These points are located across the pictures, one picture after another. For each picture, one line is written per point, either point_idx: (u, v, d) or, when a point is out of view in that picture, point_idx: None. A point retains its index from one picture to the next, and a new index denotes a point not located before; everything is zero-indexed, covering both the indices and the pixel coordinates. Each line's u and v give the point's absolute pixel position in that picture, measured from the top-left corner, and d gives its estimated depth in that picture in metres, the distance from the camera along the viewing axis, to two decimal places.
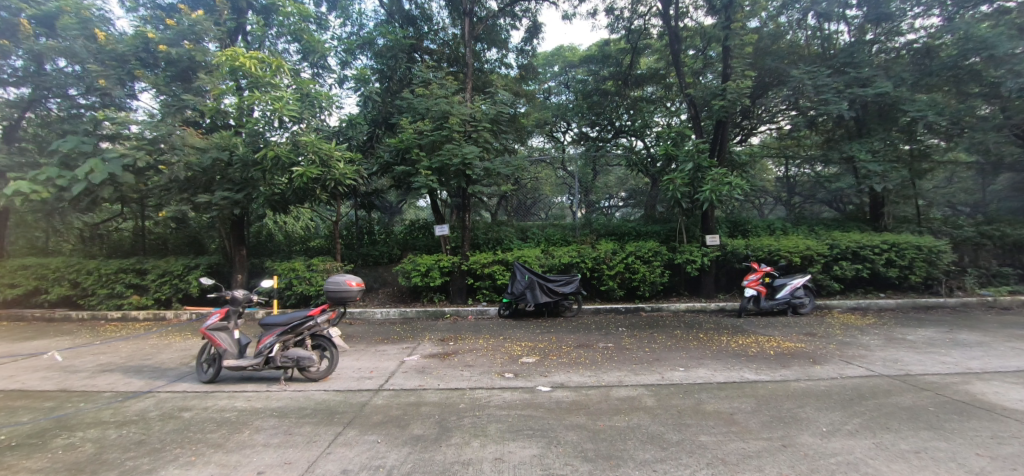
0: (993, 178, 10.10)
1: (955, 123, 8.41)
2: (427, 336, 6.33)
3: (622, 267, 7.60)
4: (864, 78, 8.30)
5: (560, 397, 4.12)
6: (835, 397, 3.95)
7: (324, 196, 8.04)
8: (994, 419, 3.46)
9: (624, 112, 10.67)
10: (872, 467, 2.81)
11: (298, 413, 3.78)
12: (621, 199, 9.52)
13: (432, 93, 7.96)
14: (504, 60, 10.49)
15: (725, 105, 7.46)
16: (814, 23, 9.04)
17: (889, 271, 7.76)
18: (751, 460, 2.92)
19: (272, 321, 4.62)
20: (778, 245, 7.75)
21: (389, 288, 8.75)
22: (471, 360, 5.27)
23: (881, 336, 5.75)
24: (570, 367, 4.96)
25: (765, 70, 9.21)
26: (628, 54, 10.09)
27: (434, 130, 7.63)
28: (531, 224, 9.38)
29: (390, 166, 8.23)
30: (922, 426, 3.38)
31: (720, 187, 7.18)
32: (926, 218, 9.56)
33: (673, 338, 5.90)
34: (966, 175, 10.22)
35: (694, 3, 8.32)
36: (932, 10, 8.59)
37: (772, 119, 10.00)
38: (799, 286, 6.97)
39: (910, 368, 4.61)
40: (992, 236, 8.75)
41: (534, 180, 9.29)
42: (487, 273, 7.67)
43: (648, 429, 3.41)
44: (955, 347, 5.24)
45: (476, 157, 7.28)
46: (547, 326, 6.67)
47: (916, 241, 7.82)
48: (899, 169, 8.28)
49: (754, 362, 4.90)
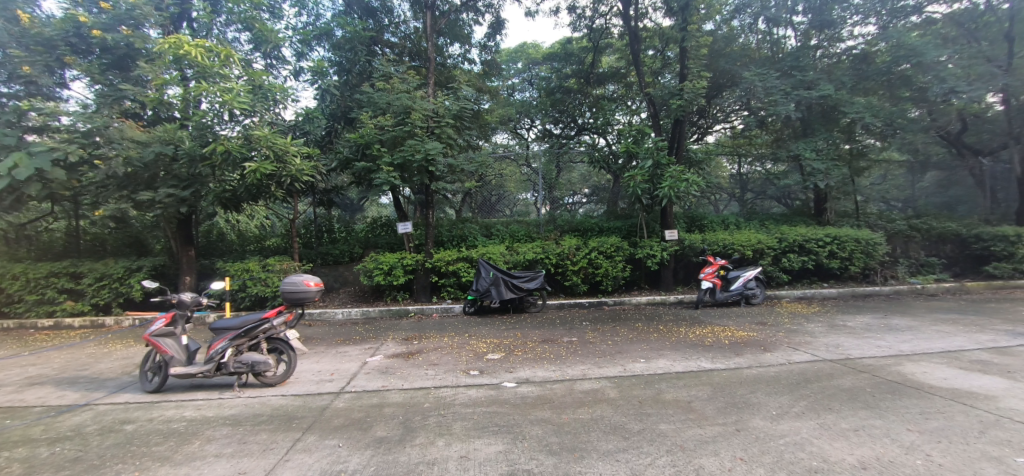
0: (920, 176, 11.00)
1: (889, 125, 9.07)
2: (390, 336, 6.20)
3: (586, 263, 7.72)
4: (809, 81, 8.79)
5: (525, 392, 4.14)
6: (783, 381, 4.19)
7: (280, 193, 7.67)
8: (921, 396, 3.76)
9: (586, 109, 10.78)
10: (817, 446, 2.99)
11: (253, 420, 3.60)
12: (584, 195, 9.58)
13: (394, 88, 7.76)
14: (467, 56, 10.39)
15: (682, 105, 7.73)
16: (764, 28, 9.49)
17: (832, 263, 8.29)
18: (707, 445, 3.04)
19: (222, 325, 4.36)
20: (732, 239, 8.12)
21: (351, 287, 8.51)
22: (436, 358, 5.21)
23: (825, 323, 6.13)
24: (535, 362, 4.99)
25: (719, 72, 9.63)
26: (590, 53, 10.21)
27: (396, 125, 7.49)
28: (495, 220, 9.37)
29: (350, 161, 7.97)
30: (860, 405, 3.62)
31: (678, 184, 7.42)
32: (863, 213, 10.28)
33: (634, 331, 6.06)
34: (897, 173, 11.08)
35: (653, 4, 8.49)
36: (868, 19, 9.25)
37: (726, 119, 10.44)
38: (751, 278, 7.32)
39: (850, 352, 4.94)
40: (921, 228, 9.53)
41: (499, 177, 9.26)
42: (451, 271, 7.60)
43: (611, 420, 3.49)
44: (889, 332, 5.67)
45: (440, 153, 7.18)
46: (512, 322, 6.68)
47: (855, 235, 8.40)
48: (840, 167, 8.86)
49: (710, 351, 5.11)
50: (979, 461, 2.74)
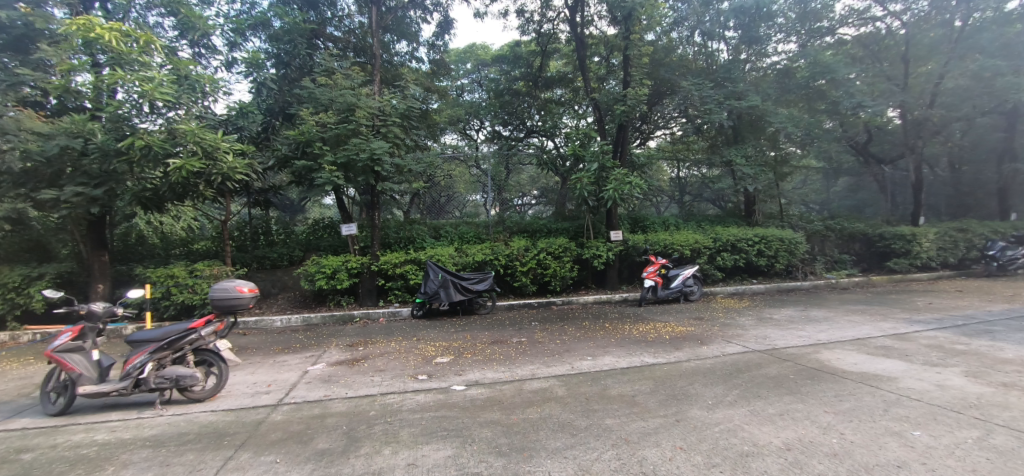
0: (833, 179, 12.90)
1: (808, 134, 9.84)
2: (333, 343, 5.92)
3: (534, 263, 7.80)
4: (739, 92, 9.45)
5: (474, 395, 4.10)
6: (718, 372, 4.45)
7: (210, 193, 7.12)
8: (836, 380, 4.15)
9: (534, 112, 10.93)
10: (748, 431, 3.21)
11: (177, 440, 3.29)
12: (533, 197, 9.87)
13: (337, 84, 7.42)
14: (415, 54, 10.19)
15: (625, 110, 8.04)
16: (700, 41, 10.10)
17: (760, 261, 8.97)
18: (650, 437, 3.16)
19: (140, 337, 3.90)
20: (672, 239, 8.54)
21: (291, 292, 8.05)
22: (382, 364, 5.05)
23: (754, 317, 6.61)
24: (484, 364, 4.96)
25: (659, 80, 10.01)
26: (538, 57, 10.40)
27: (339, 122, 7.19)
28: (444, 221, 9.27)
29: (289, 159, 7.55)
30: (785, 391, 3.93)
31: (622, 186, 7.70)
32: (787, 214, 11.20)
33: (581, 329, 6.21)
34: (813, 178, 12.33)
35: (598, 12, 8.75)
36: (790, 37, 10.13)
37: (666, 124, 10.83)
38: (689, 276, 7.73)
39: (776, 343, 5.34)
40: (835, 229, 10.53)
41: (448, 178, 9.19)
42: (399, 273, 7.40)
43: (559, 418, 3.54)
44: (809, 323, 6.21)
45: (386, 152, 6.97)
46: (461, 325, 6.61)
47: (780, 235, 9.15)
48: (767, 172, 9.59)
49: (652, 347, 5.34)
50: (883, 437, 3.06)
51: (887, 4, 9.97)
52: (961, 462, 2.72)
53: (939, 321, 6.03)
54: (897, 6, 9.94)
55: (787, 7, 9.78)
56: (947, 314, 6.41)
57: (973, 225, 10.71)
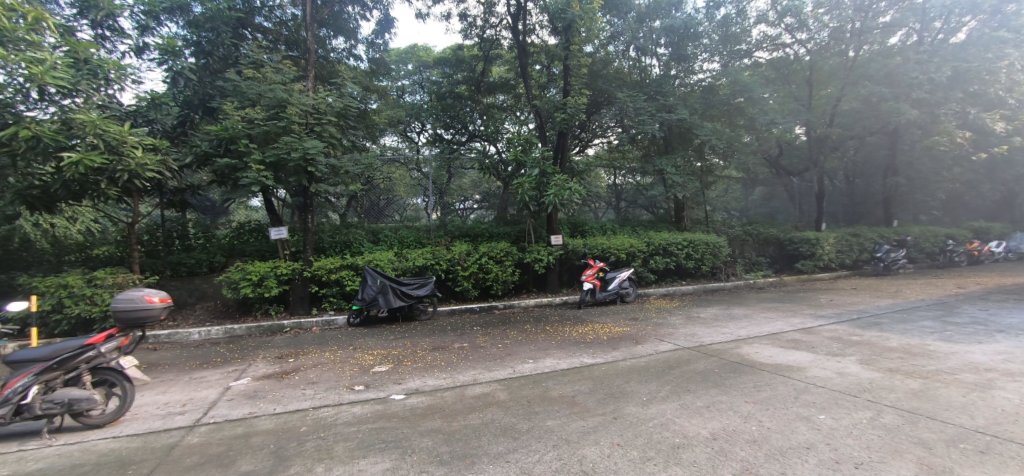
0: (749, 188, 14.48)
1: (729, 147, 10.77)
2: (260, 356, 5.49)
3: (476, 268, 7.77)
4: (670, 106, 10.09)
5: (414, 403, 3.99)
6: (652, 370, 4.68)
7: (113, 192, 6.35)
8: (754, 372, 4.52)
9: (476, 116, 10.94)
10: (679, 424, 3.40)
11: (68, 472, 2.88)
12: (475, 201, 9.78)
13: (266, 78, 6.97)
14: (353, 51, 9.82)
15: (565, 118, 8.29)
16: (634, 55, 10.64)
17: (689, 263, 9.61)
18: (589, 435, 3.25)
19: (23, 356, 3.39)
20: (609, 243, 8.88)
21: (211, 301, 7.38)
22: (315, 376, 4.77)
23: (684, 316, 7.05)
24: (425, 371, 4.85)
25: (597, 91, 10.41)
26: (480, 62, 10.47)
27: (268, 119, 6.73)
28: (383, 226, 9.00)
29: (210, 156, 6.96)
30: (711, 385, 4.23)
31: (562, 192, 7.92)
32: (712, 220, 12.10)
33: (523, 332, 6.27)
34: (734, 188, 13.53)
35: (539, 21, 8.93)
36: (713, 57, 10.98)
37: (603, 133, 11.13)
38: (624, 278, 8.09)
39: (702, 340, 5.73)
40: (753, 234, 11.53)
41: (387, 181, 8.94)
42: (334, 279, 7.06)
43: (501, 422, 3.53)
44: (731, 320, 6.72)
45: (320, 152, 6.63)
46: (401, 332, 6.41)
47: (706, 239, 9.88)
48: (694, 181, 10.30)
49: (591, 347, 5.51)
50: (795, 422, 3.38)
51: (795, 32, 11.09)
52: (858, 440, 3.07)
53: (838, 316, 6.80)
54: (803, 35, 11.14)
55: (712, 29, 10.77)
56: (844, 309, 7.24)
57: (864, 230, 12.21)
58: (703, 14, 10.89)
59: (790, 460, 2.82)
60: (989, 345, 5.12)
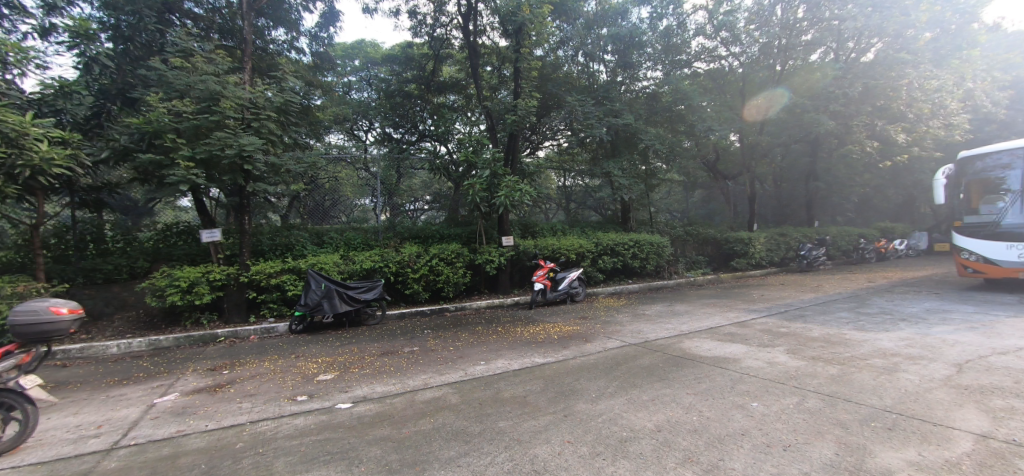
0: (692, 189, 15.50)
1: (671, 152, 11.34)
2: (189, 369, 5.07)
3: (426, 270, 7.64)
4: (616, 111, 10.46)
5: (361, 412, 3.84)
6: (600, 367, 4.81)
7: (12, 191, 5.63)
8: (695, 365, 4.77)
9: (427, 116, 10.78)
10: (626, 418, 3.52)
11: None
12: (425, 202, 9.64)
13: (196, 68, 6.47)
14: (295, 44, 9.35)
15: (516, 120, 8.36)
16: (583, 61, 10.92)
17: (634, 263, 10.00)
18: (541, 434, 3.29)
19: None
20: (559, 244, 9.03)
21: (132, 311, 6.72)
22: (253, 388, 4.47)
23: (630, 313, 7.31)
24: (373, 377, 4.69)
25: (547, 94, 10.59)
26: (430, 60, 10.33)
27: (199, 112, 6.23)
28: (328, 227, 8.64)
29: (131, 152, 6.31)
30: (655, 379, 4.41)
31: (512, 193, 7.97)
32: (655, 222, 12.67)
33: (475, 334, 6.24)
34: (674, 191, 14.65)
35: (490, 23, 8.95)
36: (656, 66, 11.51)
37: (553, 136, 11.16)
38: (574, 278, 8.26)
39: (647, 336, 5.97)
40: (693, 234, 12.20)
41: (333, 181, 8.69)
42: (274, 284, 6.67)
43: (452, 426, 3.48)
44: (674, 317, 7.05)
45: (258, 149, 6.23)
46: (347, 337, 6.16)
47: (651, 239, 10.32)
48: (639, 184, 10.73)
49: (542, 347, 5.57)
50: (732, 410, 3.60)
51: (729, 45, 11.92)
52: (786, 424, 3.33)
53: (768, 310, 7.34)
54: (736, 49, 12.00)
55: (655, 40, 11.31)
56: (773, 303, 7.82)
57: (791, 231, 13.25)
58: (647, 24, 11.37)
59: (727, 446, 3.00)
60: (893, 332, 5.74)
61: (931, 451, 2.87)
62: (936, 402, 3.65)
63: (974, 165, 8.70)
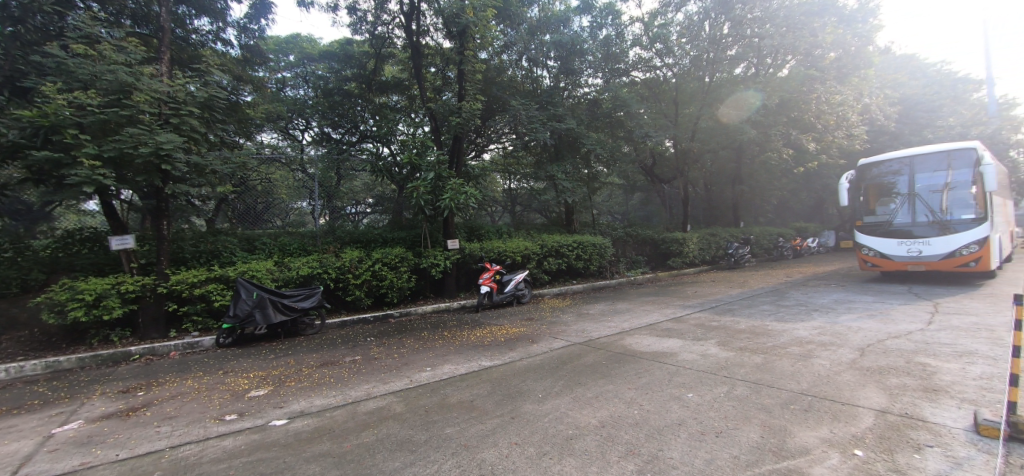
0: (629, 194, 16.51)
1: (612, 156, 11.79)
2: (96, 392, 4.53)
3: (369, 276, 7.37)
4: (559, 115, 10.73)
5: (298, 428, 3.62)
6: (546, 367, 4.88)
7: None
8: (635, 361, 4.98)
9: (368, 116, 10.47)
10: (572, 416, 3.60)
11: None
12: (367, 205, 9.29)
13: (104, 56, 5.83)
14: (221, 35, 8.70)
15: (460, 122, 8.33)
16: (527, 66, 11.05)
17: (578, 264, 10.27)
18: (488, 438, 3.27)
19: None
20: (505, 246, 9.07)
21: (24, 330, 5.88)
22: (173, 409, 4.08)
23: (575, 313, 7.52)
24: (311, 390, 4.45)
25: (492, 97, 10.63)
26: (371, 59, 10.02)
27: (107, 105, 5.61)
28: (260, 232, 8.12)
29: (22, 148, 5.51)
30: (599, 376, 4.55)
31: (457, 195, 7.90)
32: (597, 223, 13.13)
33: (420, 340, 6.10)
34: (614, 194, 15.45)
35: (433, 23, 8.84)
36: (597, 73, 11.92)
37: (497, 139, 11.27)
38: (520, 280, 8.34)
39: (591, 335, 6.15)
40: (632, 236, 12.75)
41: (266, 182, 8.20)
42: (198, 295, 6.15)
43: (398, 436, 3.38)
44: (616, 315, 7.32)
45: (179, 147, 5.72)
46: (283, 349, 5.81)
47: (594, 240, 10.65)
48: (580, 187, 11.14)
49: (488, 350, 5.57)
50: (669, 402, 3.80)
51: (664, 57, 12.58)
52: (717, 412, 3.56)
53: (701, 305, 7.83)
54: (670, 60, 12.64)
55: (596, 48, 11.72)
56: (705, 299, 8.36)
57: (721, 231, 14.22)
58: (588, 33, 11.82)
59: (666, 437, 3.15)
60: (807, 322, 6.33)
61: (840, 428, 3.19)
62: (843, 383, 4.07)
63: (871, 171, 9.73)
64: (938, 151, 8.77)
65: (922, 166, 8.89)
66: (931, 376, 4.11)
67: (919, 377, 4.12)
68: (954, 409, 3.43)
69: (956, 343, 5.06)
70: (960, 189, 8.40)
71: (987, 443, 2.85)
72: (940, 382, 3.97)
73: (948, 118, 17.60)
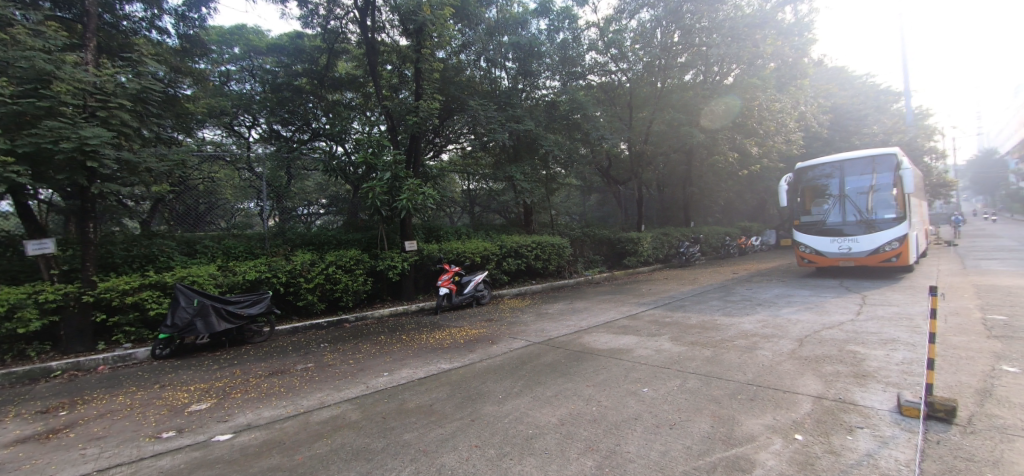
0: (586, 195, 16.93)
1: (570, 158, 12.00)
2: (10, 414, 4.07)
3: (322, 279, 7.10)
4: (517, 117, 10.76)
5: (245, 442, 3.42)
6: (506, 368, 4.90)
7: None
8: (592, 358, 5.09)
9: (320, 114, 10.11)
10: (531, 416, 3.62)
11: None
12: (320, 206, 9.02)
13: (17, 40, 5.26)
14: (156, 22, 8.11)
15: (417, 121, 8.19)
16: (485, 66, 11.05)
17: (537, 264, 10.38)
18: (447, 442, 3.23)
19: None
20: (464, 247, 9.00)
21: None
22: (101, 429, 3.74)
23: (534, 313, 7.59)
24: (259, 401, 4.23)
25: (450, 97, 10.55)
26: (324, 54, 9.70)
27: (22, 96, 5.07)
28: (202, 234, 7.60)
29: None
30: (558, 375, 4.61)
31: (415, 196, 7.77)
32: (555, 224, 13.34)
33: (377, 345, 5.95)
34: (572, 195, 15.86)
35: (389, 20, 8.66)
36: (554, 76, 12.10)
37: (456, 139, 11.21)
38: (479, 281, 8.31)
39: (550, 334, 6.23)
40: (590, 236, 13.03)
41: (208, 182, 7.73)
42: (130, 303, 5.69)
43: (353, 445, 3.27)
44: (574, 314, 7.45)
45: (108, 142, 5.28)
46: (228, 359, 5.48)
47: (552, 241, 10.80)
48: (539, 188, 11.26)
49: (448, 353, 5.51)
50: (626, 397, 3.91)
51: (618, 62, 12.97)
52: (670, 405, 3.70)
53: (654, 302, 8.12)
54: (624, 65, 13.08)
55: (553, 51, 11.88)
56: (658, 296, 8.69)
57: (673, 230, 14.82)
58: (545, 36, 11.96)
59: (623, 431, 3.24)
60: (752, 316, 6.72)
61: (782, 414, 3.41)
62: (784, 372, 4.35)
63: (807, 174, 10.47)
64: (863, 157, 9.61)
65: (850, 170, 9.71)
66: (860, 363, 4.47)
67: (850, 364, 4.47)
68: (880, 392, 3.75)
69: (881, 331, 5.53)
70: (883, 191, 9.22)
71: (908, 422, 3.13)
72: (868, 368, 4.33)
73: (872, 126, 19.22)
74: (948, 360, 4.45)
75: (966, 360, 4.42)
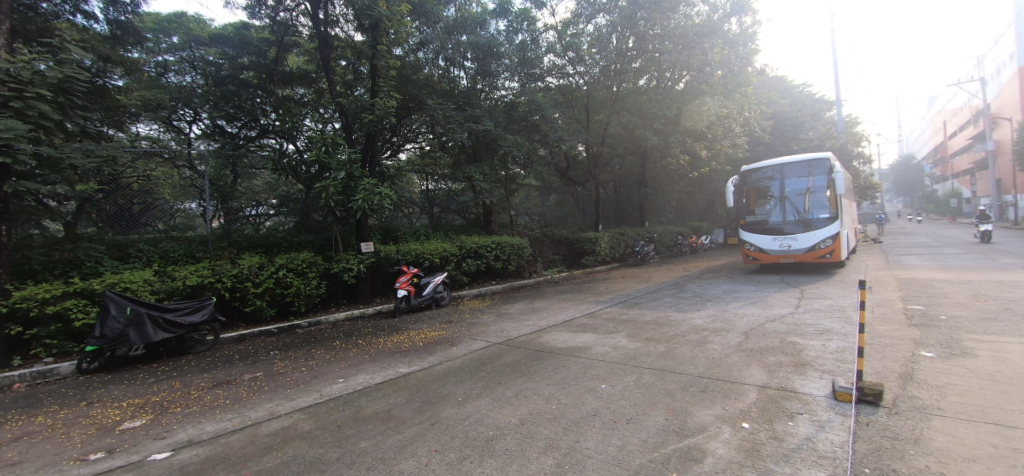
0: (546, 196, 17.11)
1: (530, 159, 12.10)
2: None
3: (272, 283, 6.77)
4: (476, 116, 10.71)
5: (185, 460, 3.20)
6: (466, 369, 4.87)
7: None
8: (552, 357, 5.16)
9: (269, 109, 9.66)
10: (492, 417, 3.62)
11: None
12: (270, 206, 8.73)
13: None
14: (80, 6, 7.44)
15: (373, 120, 7.99)
16: (443, 65, 10.98)
17: (497, 264, 10.40)
18: (406, 448, 3.17)
19: None
20: (423, 249, 8.86)
21: None
22: (16, 454, 3.38)
23: (494, 313, 7.59)
24: (202, 415, 3.98)
25: (408, 95, 10.38)
26: (272, 47, 9.26)
27: None
28: (136, 237, 7.07)
29: None
30: (519, 375, 4.63)
31: (371, 196, 7.57)
32: (514, 224, 13.41)
33: (332, 350, 5.75)
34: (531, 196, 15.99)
35: (343, 14, 8.38)
36: (513, 77, 12.31)
37: (414, 138, 11.00)
38: (439, 283, 8.21)
39: (510, 334, 6.26)
40: (549, 236, 13.19)
41: (143, 181, 7.22)
42: (52, 313, 5.19)
43: (306, 457, 3.14)
44: (534, 313, 7.52)
45: (24, 136, 4.78)
46: (166, 371, 5.12)
47: (512, 241, 10.84)
48: (499, 188, 11.28)
49: (407, 356, 5.41)
50: (585, 394, 3.99)
51: (576, 65, 13.20)
52: (627, 400, 3.81)
53: (611, 300, 8.34)
54: (581, 68, 13.29)
55: (512, 52, 11.96)
56: (615, 294, 8.93)
57: (629, 230, 15.27)
58: (504, 37, 12.01)
59: (582, 428, 3.31)
60: (702, 312, 7.03)
61: (731, 405, 3.59)
62: (731, 364, 4.59)
63: (751, 177, 11.08)
64: (801, 161, 10.31)
65: (789, 173, 10.40)
66: (799, 353, 4.80)
67: (791, 354, 4.78)
68: (817, 379, 4.04)
69: (817, 323, 5.96)
70: (817, 192, 9.96)
71: (842, 407, 3.39)
72: (807, 357, 4.65)
73: (809, 132, 20.63)
74: (875, 348, 4.86)
75: (890, 347, 4.85)
